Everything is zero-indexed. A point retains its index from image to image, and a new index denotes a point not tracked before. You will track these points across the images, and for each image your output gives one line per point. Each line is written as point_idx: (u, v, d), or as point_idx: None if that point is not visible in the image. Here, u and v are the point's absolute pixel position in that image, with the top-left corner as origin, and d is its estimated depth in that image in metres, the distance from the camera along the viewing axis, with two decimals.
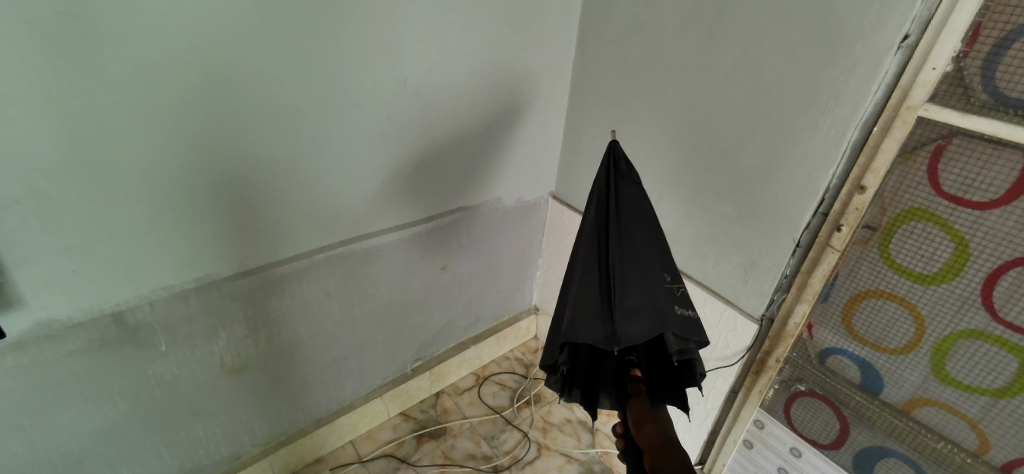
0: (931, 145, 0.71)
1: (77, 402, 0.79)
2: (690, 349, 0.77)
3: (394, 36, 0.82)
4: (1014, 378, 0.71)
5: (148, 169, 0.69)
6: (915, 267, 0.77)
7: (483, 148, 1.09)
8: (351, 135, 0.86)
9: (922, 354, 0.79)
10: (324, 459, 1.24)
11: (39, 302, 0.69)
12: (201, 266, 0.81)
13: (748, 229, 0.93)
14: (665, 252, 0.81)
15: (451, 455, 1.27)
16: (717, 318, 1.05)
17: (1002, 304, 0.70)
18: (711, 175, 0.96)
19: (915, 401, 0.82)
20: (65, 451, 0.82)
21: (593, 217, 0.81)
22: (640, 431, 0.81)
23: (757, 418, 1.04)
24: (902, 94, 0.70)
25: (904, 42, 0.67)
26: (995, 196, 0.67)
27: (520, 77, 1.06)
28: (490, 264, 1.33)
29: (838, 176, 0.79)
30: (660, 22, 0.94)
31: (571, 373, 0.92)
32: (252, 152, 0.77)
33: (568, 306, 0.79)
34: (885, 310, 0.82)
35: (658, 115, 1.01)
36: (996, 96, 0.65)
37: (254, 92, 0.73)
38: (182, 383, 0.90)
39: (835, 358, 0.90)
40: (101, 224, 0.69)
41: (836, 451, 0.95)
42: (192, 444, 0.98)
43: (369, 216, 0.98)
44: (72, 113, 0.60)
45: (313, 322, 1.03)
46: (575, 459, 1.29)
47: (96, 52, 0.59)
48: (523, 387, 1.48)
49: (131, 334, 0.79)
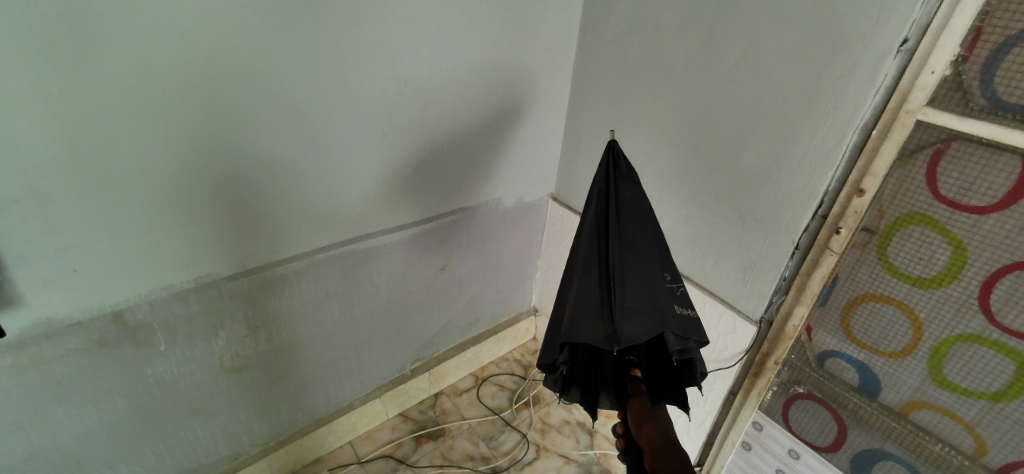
0: (930, 149, 0.71)
1: (76, 402, 0.79)
2: (691, 348, 0.78)
3: (394, 36, 0.83)
4: (1010, 382, 0.71)
5: (149, 169, 0.69)
6: (913, 270, 0.77)
7: (483, 148, 1.09)
8: (352, 135, 0.87)
9: (920, 357, 0.79)
10: (323, 458, 1.24)
11: (38, 301, 0.69)
12: (201, 265, 0.81)
13: (748, 231, 0.93)
14: (665, 253, 0.81)
15: (450, 456, 1.27)
16: (716, 319, 1.05)
17: (999, 308, 0.70)
18: (710, 176, 0.96)
19: (913, 404, 0.82)
20: (64, 450, 0.82)
21: (593, 216, 0.81)
22: (640, 431, 0.81)
23: (755, 419, 1.05)
24: (901, 97, 0.70)
25: (903, 45, 0.68)
26: (993, 201, 0.67)
27: (520, 77, 1.06)
28: (489, 264, 1.33)
29: (837, 178, 0.79)
30: (660, 24, 0.95)
31: (570, 374, 0.92)
32: (252, 152, 0.77)
33: (568, 306, 0.79)
34: (883, 313, 0.82)
35: (658, 116, 1.01)
36: (995, 100, 0.65)
37: (256, 90, 0.73)
38: (181, 383, 0.90)
39: (834, 360, 0.91)
40: (101, 223, 0.69)
41: (833, 454, 0.95)
42: (192, 443, 0.98)
43: (368, 216, 0.98)
44: (72, 113, 0.60)
45: (313, 321, 1.03)
46: (573, 460, 1.29)
47: (96, 52, 0.59)
48: (522, 388, 1.48)
49: (130, 334, 0.79)
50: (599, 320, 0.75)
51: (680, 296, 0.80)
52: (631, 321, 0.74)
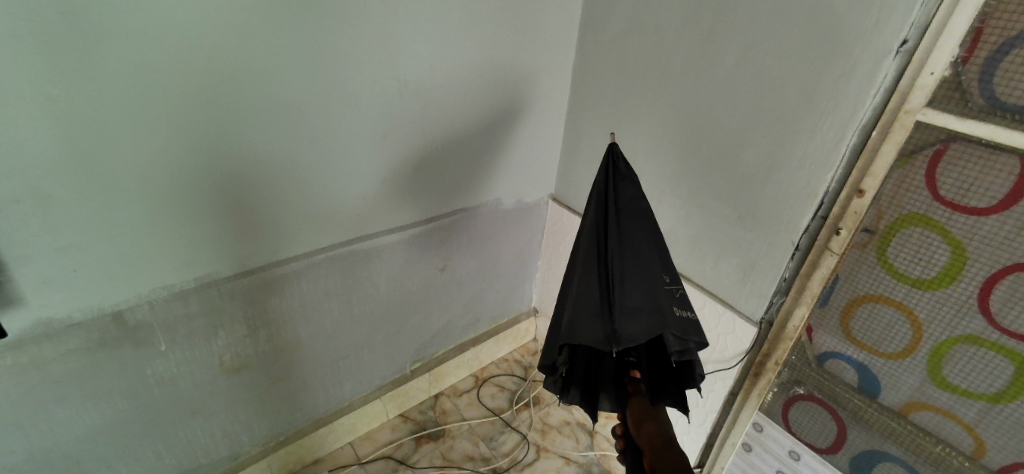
0: (930, 149, 0.71)
1: (76, 401, 0.79)
2: (690, 349, 0.78)
3: (394, 36, 0.83)
4: (1010, 383, 0.71)
5: (149, 169, 0.69)
6: (913, 271, 0.77)
7: (483, 148, 1.09)
8: (352, 135, 0.87)
9: (920, 358, 0.79)
10: (323, 459, 1.24)
11: (38, 301, 0.69)
12: (201, 265, 0.82)
13: (747, 231, 0.93)
14: (664, 254, 0.82)
15: (449, 457, 1.27)
16: (716, 320, 1.05)
17: (999, 309, 0.70)
18: (710, 177, 0.96)
19: (913, 405, 0.82)
20: (63, 450, 0.82)
21: (593, 216, 0.81)
22: (639, 431, 0.81)
23: (756, 420, 1.05)
24: (901, 98, 0.70)
25: (903, 46, 0.68)
26: (992, 202, 0.67)
27: (519, 78, 1.06)
28: (489, 265, 1.33)
29: (837, 179, 0.79)
30: (660, 25, 0.95)
31: (570, 374, 0.92)
32: (252, 152, 0.77)
33: (567, 306, 0.79)
34: (882, 314, 0.82)
35: (658, 116, 1.01)
36: (994, 101, 0.65)
37: (256, 90, 0.73)
38: (181, 383, 0.90)
39: (834, 361, 0.91)
40: (101, 223, 0.69)
41: (833, 455, 0.95)
42: (191, 443, 0.98)
43: (368, 217, 0.98)
44: (72, 113, 0.61)
45: (313, 321, 1.03)
46: (573, 461, 1.29)
47: (96, 53, 0.59)
48: (522, 389, 1.48)
49: (130, 334, 0.79)
50: (599, 320, 0.75)
51: (679, 297, 0.80)
52: (631, 321, 0.74)
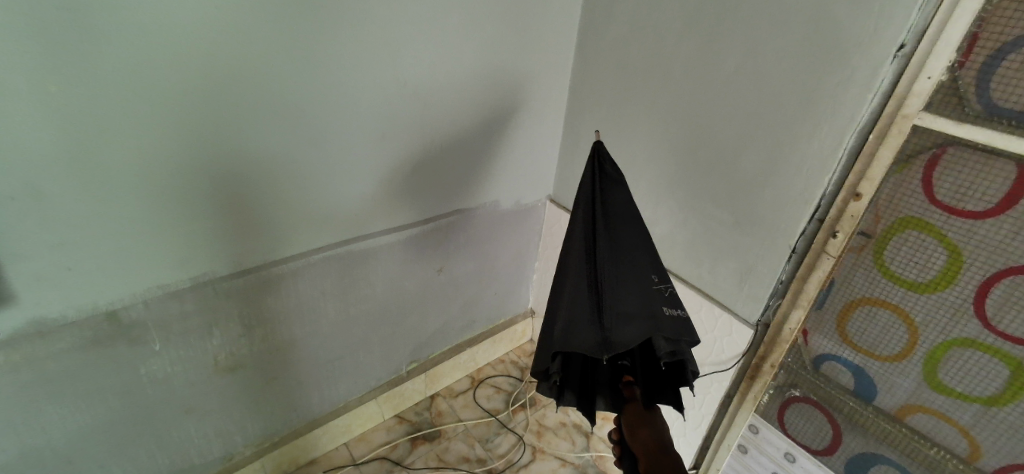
0: (926, 154, 0.72)
1: (69, 400, 0.78)
2: (682, 350, 0.78)
3: (396, 36, 0.83)
4: (1005, 385, 0.72)
5: (142, 165, 0.68)
6: (909, 275, 0.77)
7: (481, 149, 1.09)
8: (350, 136, 0.86)
9: (915, 361, 0.80)
10: (318, 460, 1.24)
11: (33, 298, 0.68)
12: (197, 264, 0.81)
13: (744, 235, 0.94)
14: (654, 255, 0.81)
15: (444, 458, 1.26)
16: (710, 322, 1.06)
17: (995, 313, 0.70)
18: (708, 180, 0.96)
19: (909, 408, 0.83)
20: (54, 450, 0.81)
21: (582, 219, 0.80)
22: (636, 437, 0.86)
23: (751, 423, 1.05)
24: (898, 102, 0.71)
25: (901, 51, 0.68)
26: (988, 206, 0.68)
27: (518, 79, 1.06)
28: (487, 265, 1.33)
29: (834, 183, 0.80)
30: (661, 28, 0.95)
31: (565, 378, 0.89)
32: (248, 151, 0.76)
33: (562, 312, 0.77)
34: (878, 317, 0.82)
35: (657, 119, 1.01)
36: (990, 106, 0.66)
37: (255, 89, 0.72)
38: (175, 382, 0.89)
39: (829, 365, 0.91)
40: (97, 220, 0.68)
41: (829, 458, 0.95)
42: (185, 443, 0.97)
43: (366, 218, 0.98)
44: (69, 108, 0.60)
45: (309, 321, 1.02)
46: (568, 462, 1.29)
47: (94, 48, 0.58)
48: (519, 390, 1.47)
49: (125, 332, 0.79)
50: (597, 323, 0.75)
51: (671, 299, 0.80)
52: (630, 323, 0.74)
